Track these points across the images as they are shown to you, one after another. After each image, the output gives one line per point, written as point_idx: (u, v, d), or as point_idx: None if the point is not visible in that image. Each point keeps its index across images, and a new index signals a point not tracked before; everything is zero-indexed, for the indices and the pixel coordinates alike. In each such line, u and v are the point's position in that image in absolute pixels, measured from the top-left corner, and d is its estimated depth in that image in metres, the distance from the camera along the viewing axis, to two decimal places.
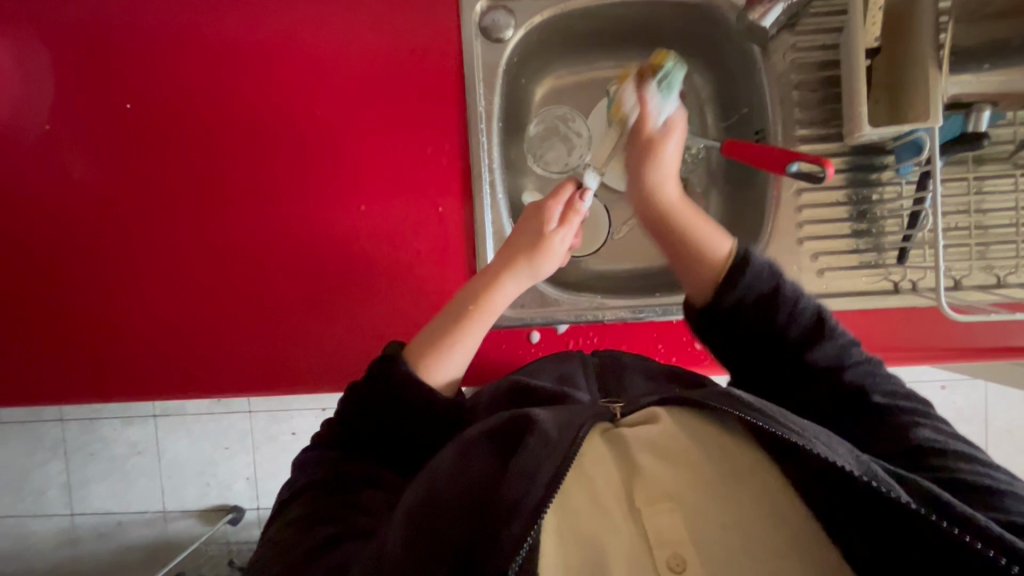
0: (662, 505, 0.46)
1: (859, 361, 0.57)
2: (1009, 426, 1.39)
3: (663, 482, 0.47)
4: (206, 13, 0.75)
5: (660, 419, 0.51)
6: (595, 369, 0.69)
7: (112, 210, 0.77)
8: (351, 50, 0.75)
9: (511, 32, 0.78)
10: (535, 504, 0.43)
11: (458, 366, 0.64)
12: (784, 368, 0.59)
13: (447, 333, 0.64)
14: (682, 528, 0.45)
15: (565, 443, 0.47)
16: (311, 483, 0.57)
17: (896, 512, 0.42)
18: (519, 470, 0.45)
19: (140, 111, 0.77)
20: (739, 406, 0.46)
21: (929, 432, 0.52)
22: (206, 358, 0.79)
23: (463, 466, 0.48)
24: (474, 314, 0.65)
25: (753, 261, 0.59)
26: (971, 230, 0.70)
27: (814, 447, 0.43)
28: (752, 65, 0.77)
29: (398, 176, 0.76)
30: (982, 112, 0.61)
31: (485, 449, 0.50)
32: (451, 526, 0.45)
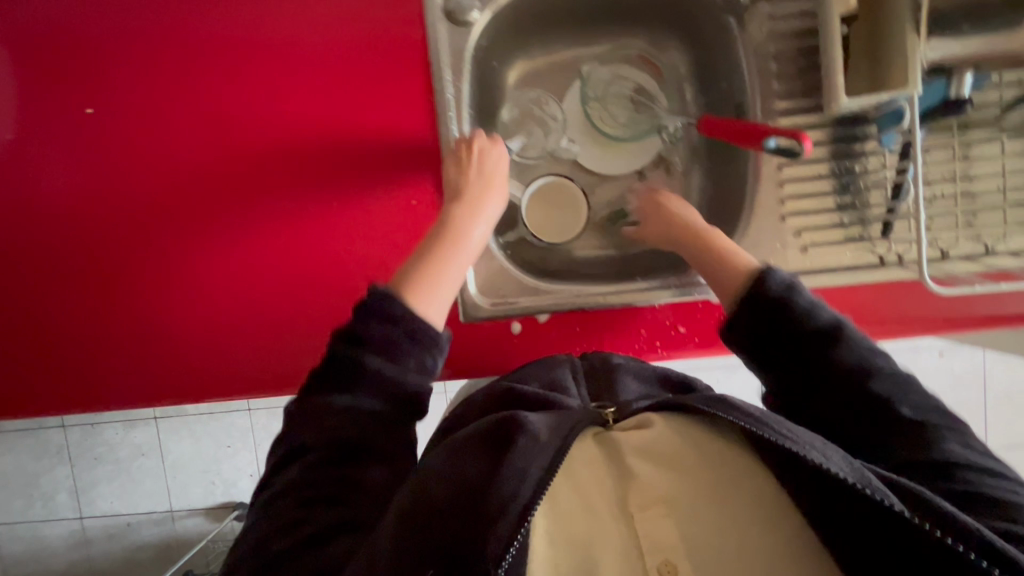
0: (654, 510, 0.46)
1: (883, 370, 0.55)
2: (1008, 391, 1.39)
3: (658, 488, 0.47)
4: (160, 9, 0.73)
5: (655, 423, 0.50)
6: (585, 373, 0.68)
7: (81, 217, 0.76)
8: (312, 40, 0.72)
9: (477, 14, 0.75)
10: (524, 505, 0.42)
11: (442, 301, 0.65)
12: (804, 381, 0.58)
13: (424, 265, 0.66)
14: (675, 532, 0.45)
15: (554, 444, 0.47)
16: (309, 446, 0.54)
17: (883, 520, 0.43)
18: (509, 471, 0.44)
19: (103, 116, 0.75)
20: (734, 412, 0.46)
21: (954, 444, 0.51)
22: (188, 362, 0.78)
23: (453, 465, 0.47)
24: (446, 244, 0.68)
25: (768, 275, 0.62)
26: (957, 198, 0.68)
27: (807, 454, 0.43)
28: (728, 37, 0.74)
29: (370, 169, 0.74)
30: (963, 76, 0.60)
31: (473, 451, 0.48)
32: (442, 526, 0.44)
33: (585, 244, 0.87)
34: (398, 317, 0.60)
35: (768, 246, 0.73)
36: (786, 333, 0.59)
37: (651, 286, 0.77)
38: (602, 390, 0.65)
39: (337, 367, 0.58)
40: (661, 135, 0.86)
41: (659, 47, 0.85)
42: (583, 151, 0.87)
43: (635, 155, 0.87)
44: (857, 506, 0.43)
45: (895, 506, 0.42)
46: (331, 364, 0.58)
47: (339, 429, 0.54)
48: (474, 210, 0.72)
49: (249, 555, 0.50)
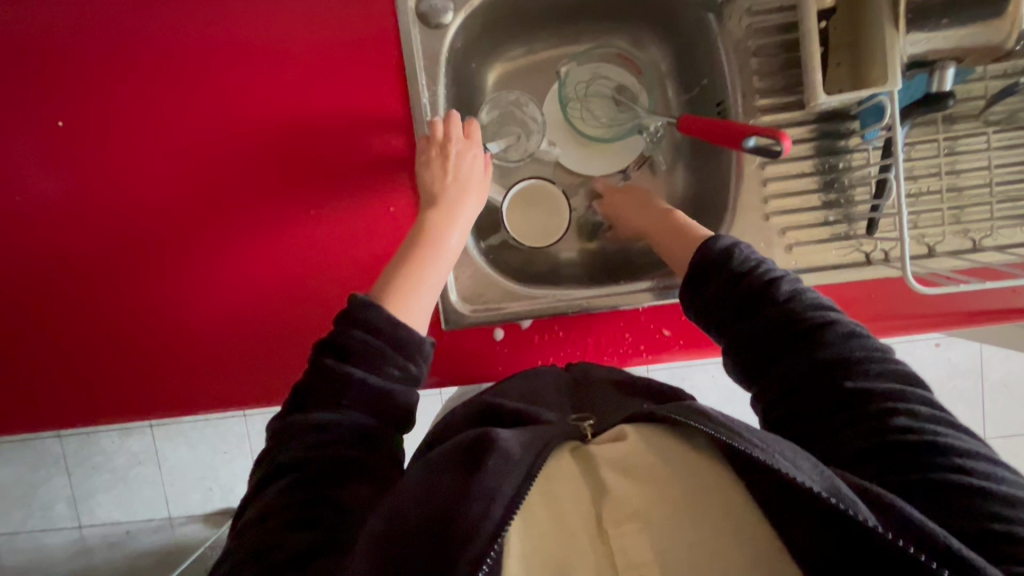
0: (628, 525, 0.44)
1: (838, 335, 0.53)
2: (1006, 379, 1.38)
3: (630, 503, 0.44)
4: (129, 18, 0.71)
5: (629, 435, 0.48)
6: (569, 386, 0.67)
7: (57, 232, 0.75)
8: (284, 47, 0.71)
9: (451, 15, 0.73)
10: (495, 526, 0.42)
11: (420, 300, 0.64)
12: (759, 351, 0.56)
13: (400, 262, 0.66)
14: (650, 550, 0.43)
15: (527, 463, 0.46)
16: (290, 465, 0.51)
17: (852, 533, 0.42)
18: (479, 490, 0.43)
19: (75, 128, 0.73)
20: (706, 420, 0.46)
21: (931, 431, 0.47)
22: (170, 376, 0.77)
23: (428, 485, 0.46)
24: (422, 235, 0.69)
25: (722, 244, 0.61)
26: (943, 193, 0.67)
27: (775, 464, 0.42)
28: (708, 34, 0.73)
29: (346, 177, 0.73)
30: (946, 70, 0.59)
31: (447, 470, 0.46)
32: (414, 550, 0.42)
33: (569, 246, 0.86)
34: (379, 327, 0.57)
35: (752, 246, 0.72)
36: (755, 313, 0.56)
37: (633, 287, 0.76)
38: (583, 399, 0.64)
39: (313, 393, 0.55)
40: (643, 134, 0.85)
41: (639, 45, 0.84)
42: (564, 153, 0.86)
43: (616, 155, 0.86)
44: (830, 522, 0.42)
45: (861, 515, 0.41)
46: (313, 380, 0.55)
47: (321, 444, 0.52)
48: (452, 212, 0.70)
49: None
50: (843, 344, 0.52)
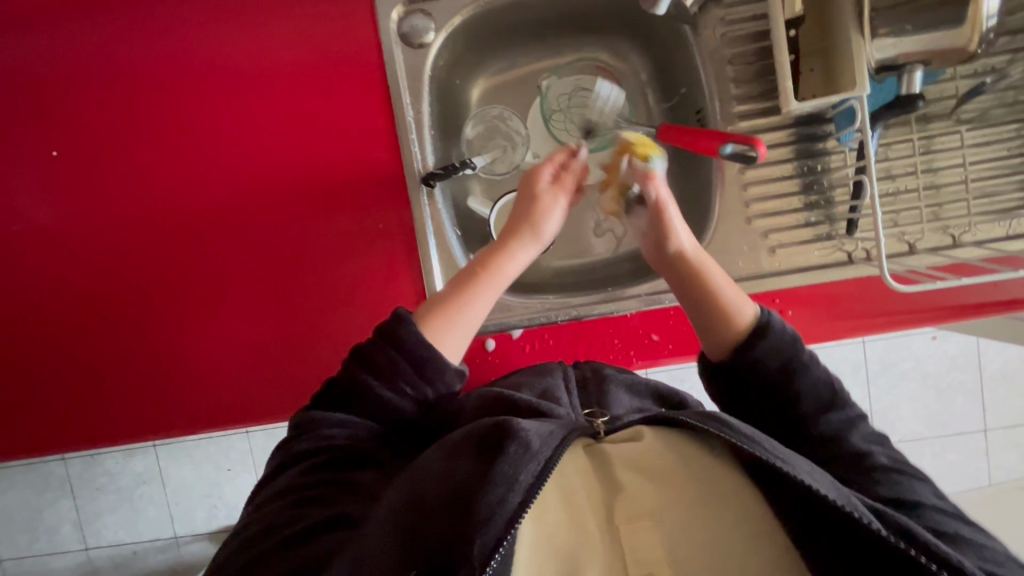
0: (640, 523, 0.47)
1: (841, 415, 0.55)
2: (1003, 371, 1.39)
3: (643, 503, 0.48)
4: (120, 50, 0.73)
5: (645, 436, 0.52)
6: (578, 382, 0.69)
7: (55, 259, 0.76)
8: (270, 72, 0.73)
9: (432, 35, 0.75)
10: (512, 511, 0.43)
11: (459, 339, 0.62)
12: (775, 418, 0.57)
13: (454, 297, 0.62)
14: (660, 548, 0.46)
15: (546, 452, 0.47)
16: (308, 452, 0.55)
17: (864, 536, 0.43)
18: (498, 476, 0.44)
19: (67, 156, 0.75)
20: (728, 431, 0.46)
21: (888, 459, 0.53)
22: (169, 397, 0.78)
23: (448, 470, 0.48)
24: (483, 276, 0.63)
25: (771, 330, 0.57)
26: (920, 191, 0.69)
27: (798, 476, 0.43)
28: (684, 43, 0.75)
29: (334, 195, 0.74)
30: (914, 72, 0.59)
31: (467, 455, 0.49)
32: (433, 525, 0.45)
33: (559, 254, 0.86)
34: (408, 342, 0.58)
35: (736, 250, 0.74)
36: (775, 393, 0.56)
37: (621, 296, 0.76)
38: (592, 400, 0.66)
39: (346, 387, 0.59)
40: None
41: (618, 54, 0.86)
42: None
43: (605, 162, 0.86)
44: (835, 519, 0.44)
45: (873, 524, 0.42)
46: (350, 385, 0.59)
47: (339, 435, 0.56)
48: (484, 283, 0.63)
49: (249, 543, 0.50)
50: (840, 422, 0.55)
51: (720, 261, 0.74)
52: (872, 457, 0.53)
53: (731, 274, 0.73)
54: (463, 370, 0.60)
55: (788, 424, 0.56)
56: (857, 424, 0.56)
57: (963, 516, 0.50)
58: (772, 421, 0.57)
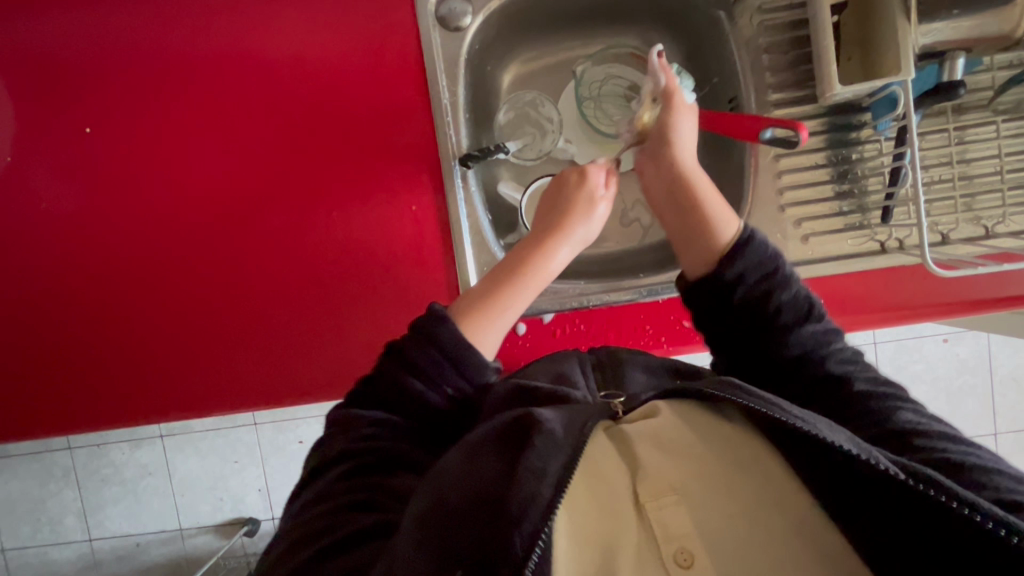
0: (667, 498, 0.46)
1: (815, 330, 0.56)
2: (1015, 374, 1.39)
3: (668, 477, 0.47)
4: (158, 27, 0.73)
5: (661, 411, 0.51)
6: (593, 367, 0.67)
7: (84, 236, 0.76)
8: (307, 52, 0.73)
9: (469, 19, 0.76)
10: (547, 501, 0.42)
11: (495, 339, 0.62)
12: (751, 336, 0.58)
13: (498, 293, 0.62)
14: (691, 522, 0.45)
15: (571, 442, 0.46)
16: (335, 461, 0.53)
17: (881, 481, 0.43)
18: (527, 469, 0.44)
19: (100, 134, 0.75)
20: (732, 391, 0.47)
21: (866, 382, 0.53)
22: (195, 377, 0.78)
23: (474, 468, 0.47)
24: (526, 278, 0.64)
25: (753, 242, 0.59)
26: (955, 181, 0.69)
27: (816, 432, 0.43)
28: (720, 31, 0.75)
29: (368, 176, 0.74)
30: (956, 60, 0.60)
31: (492, 449, 0.48)
32: (465, 532, 0.43)
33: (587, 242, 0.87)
34: (445, 342, 0.57)
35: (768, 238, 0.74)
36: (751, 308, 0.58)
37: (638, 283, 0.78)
38: (609, 382, 0.64)
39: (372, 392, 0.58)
40: None
41: (650, 44, 0.86)
42: (579, 151, 0.88)
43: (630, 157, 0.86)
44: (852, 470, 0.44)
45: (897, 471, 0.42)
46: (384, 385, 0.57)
47: (370, 440, 0.54)
48: (524, 281, 0.64)
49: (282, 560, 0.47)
50: (815, 338, 0.56)
51: None
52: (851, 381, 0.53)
53: None
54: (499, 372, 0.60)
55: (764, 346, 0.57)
56: (830, 341, 0.56)
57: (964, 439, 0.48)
58: (750, 346, 0.58)
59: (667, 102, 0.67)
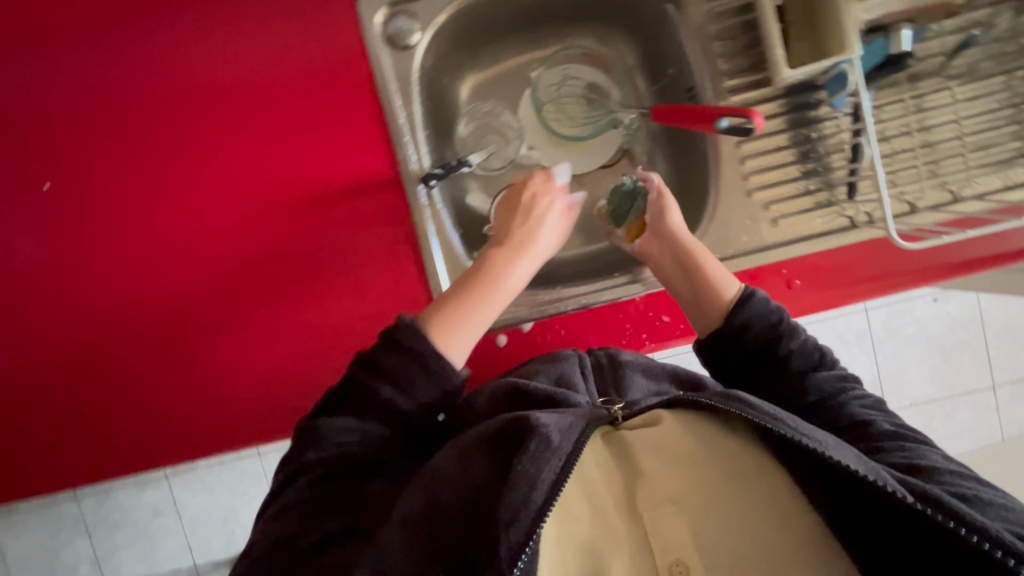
0: (665, 508, 0.47)
1: (828, 375, 0.60)
2: (1006, 326, 1.41)
3: (667, 488, 0.48)
4: (107, 77, 0.73)
5: (664, 420, 0.50)
6: (594, 368, 0.68)
7: (55, 293, 0.75)
8: (260, 86, 0.72)
9: (418, 36, 0.75)
10: (536, 510, 0.43)
11: (469, 339, 0.61)
12: (766, 383, 0.61)
13: (469, 296, 0.62)
14: (686, 532, 0.46)
15: (568, 446, 0.46)
16: (318, 461, 0.55)
17: (895, 506, 0.44)
18: (521, 476, 0.44)
19: (60, 189, 0.74)
20: (748, 410, 0.46)
21: (889, 424, 0.55)
22: (183, 422, 0.78)
23: (462, 470, 0.50)
24: (488, 281, 0.65)
25: (757, 296, 0.64)
26: (916, 150, 0.69)
27: (824, 450, 0.43)
28: (669, 23, 0.75)
29: (333, 203, 0.74)
30: (902, 32, 0.60)
31: (483, 455, 0.51)
32: (451, 533, 0.48)
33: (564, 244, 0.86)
34: (422, 356, 0.56)
35: (739, 225, 0.74)
36: (765, 354, 0.61)
37: (627, 281, 0.77)
38: (610, 387, 0.66)
39: (348, 393, 0.57)
40: (618, 128, 0.86)
41: (603, 41, 0.86)
42: (545, 155, 0.87)
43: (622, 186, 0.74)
44: (864, 492, 0.44)
45: (900, 493, 0.43)
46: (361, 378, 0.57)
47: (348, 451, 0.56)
48: (488, 290, 0.64)
49: (268, 555, 0.51)
50: (829, 386, 0.59)
51: (723, 237, 0.74)
52: (871, 424, 0.55)
53: (736, 249, 0.73)
54: (506, 383, 0.64)
55: (781, 393, 0.60)
56: (846, 387, 0.59)
57: (982, 479, 0.50)
58: (767, 392, 0.61)
59: (659, 205, 0.70)
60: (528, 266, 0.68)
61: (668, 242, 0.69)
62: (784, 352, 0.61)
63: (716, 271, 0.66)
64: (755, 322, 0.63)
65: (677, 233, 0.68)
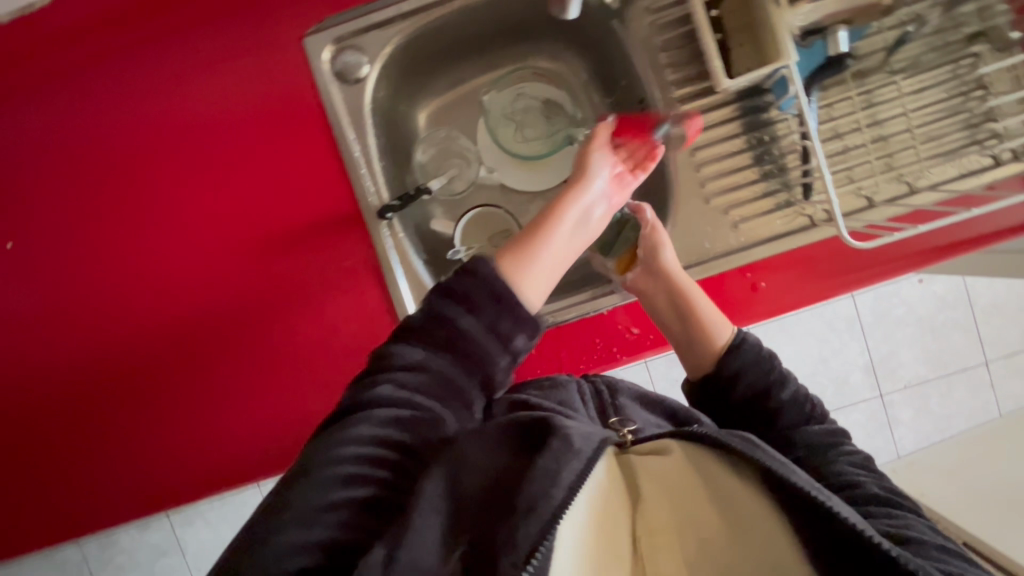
0: (662, 536, 0.43)
1: (820, 434, 0.57)
2: (994, 302, 1.41)
3: (666, 514, 0.44)
4: (61, 133, 0.73)
5: (673, 449, 0.48)
6: (593, 398, 0.67)
7: (25, 350, 0.75)
8: (214, 131, 0.73)
9: (367, 68, 0.75)
10: (553, 508, 0.38)
11: (545, 278, 0.51)
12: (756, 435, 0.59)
13: (532, 236, 0.53)
14: (680, 563, 0.42)
15: (586, 453, 0.42)
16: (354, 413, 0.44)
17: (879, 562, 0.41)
18: (541, 470, 0.40)
19: (23, 248, 0.74)
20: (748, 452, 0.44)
21: (880, 488, 0.51)
22: (162, 470, 0.77)
23: (491, 456, 0.43)
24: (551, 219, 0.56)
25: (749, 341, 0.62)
26: (868, 145, 0.69)
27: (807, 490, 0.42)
28: (616, 37, 0.75)
29: (295, 241, 0.74)
30: (838, 33, 0.61)
31: (507, 443, 0.45)
32: (473, 518, 0.41)
33: None
34: (486, 293, 0.45)
35: (701, 231, 0.74)
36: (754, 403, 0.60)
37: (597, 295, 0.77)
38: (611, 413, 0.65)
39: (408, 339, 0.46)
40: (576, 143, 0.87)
41: (556, 58, 0.86)
42: (506, 175, 0.88)
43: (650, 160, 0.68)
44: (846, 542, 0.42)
45: (877, 540, 0.40)
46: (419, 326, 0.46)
47: (397, 414, 0.43)
48: (556, 224, 0.55)
49: (279, 521, 0.39)
50: (820, 446, 0.55)
51: (686, 244, 0.74)
52: (860, 486, 0.51)
53: (699, 255, 0.74)
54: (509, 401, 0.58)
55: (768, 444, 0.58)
56: (840, 446, 0.56)
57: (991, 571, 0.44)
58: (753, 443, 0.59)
59: (653, 241, 0.69)
60: (611, 204, 0.62)
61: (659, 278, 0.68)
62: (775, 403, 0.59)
63: (709, 309, 0.65)
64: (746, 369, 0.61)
65: (672, 271, 0.67)
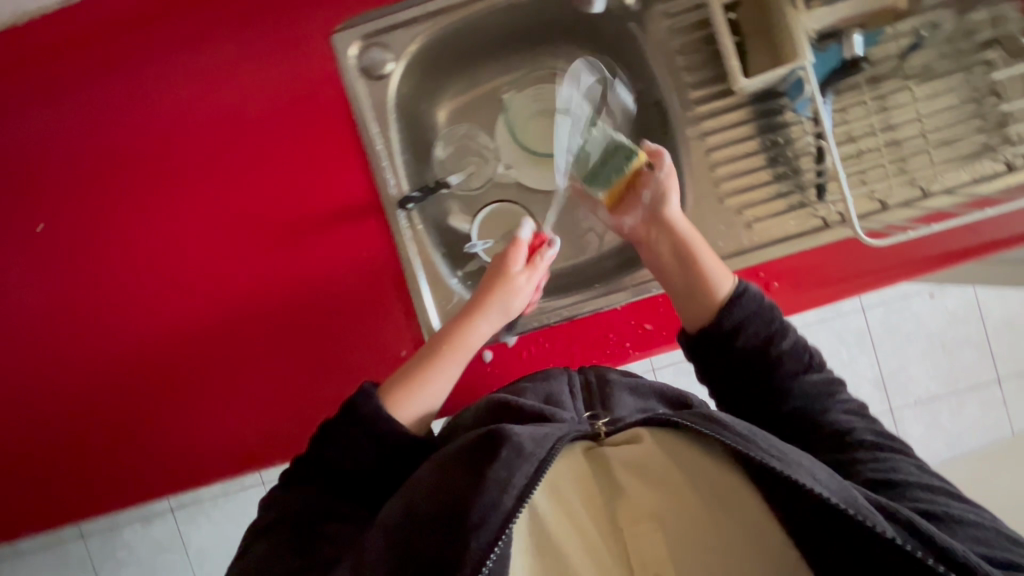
0: (647, 524, 0.47)
1: (818, 381, 0.61)
2: (1007, 319, 1.41)
3: (649, 504, 0.48)
4: (95, 121, 0.75)
5: (643, 439, 0.50)
6: (582, 388, 0.66)
7: (48, 330, 0.77)
8: (241, 122, 0.75)
9: (391, 65, 0.78)
10: (507, 513, 0.44)
11: (425, 402, 0.66)
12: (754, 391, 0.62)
13: (422, 366, 0.67)
14: (664, 547, 0.46)
15: (540, 454, 0.47)
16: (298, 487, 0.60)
17: (873, 542, 0.44)
18: (493, 480, 0.45)
19: (52, 230, 0.76)
20: (732, 436, 0.46)
21: (871, 433, 0.57)
22: (171, 453, 0.78)
23: (440, 480, 0.48)
24: (446, 350, 0.68)
25: (749, 295, 0.64)
26: (882, 148, 0.70)
27: (798, 479, 0.44)
28: (633, 41, 0.78)
29: (316, 230, 0.76)
30: (852, 36, 0.64)
31: (462, 461, 0.48)
32: (426, 540, 0.46)
33: None
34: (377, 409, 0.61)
35: (714, 230, 0.75)
36: (751, 361, 0.62)
37: (611, 291, 0.78)
38: (596, 404, 0.63)
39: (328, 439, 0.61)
40: None
41: None
42: (522, 173, 0.90)
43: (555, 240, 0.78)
44: (841, 526, 0.44)
45: (876, 524, 0.43)
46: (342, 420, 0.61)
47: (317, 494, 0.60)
48: (450, 351, 0.69)
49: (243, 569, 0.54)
50: (814, 396, 0.60)
51: None
52: (852, 432, 0.57)
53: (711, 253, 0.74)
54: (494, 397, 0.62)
55: (769, 400, 0.61)
56: (834, 394, 0.61)
57: (963, 498, 0.52)
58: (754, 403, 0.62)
59: (660, 193, 0.69)
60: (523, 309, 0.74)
61: (662, 228, 0.69)
62: (773, 357, 0.61)
63: (714, 264, 0.66)
64: (745, 325, 0.62)
65: (677, 223, 0.68)
